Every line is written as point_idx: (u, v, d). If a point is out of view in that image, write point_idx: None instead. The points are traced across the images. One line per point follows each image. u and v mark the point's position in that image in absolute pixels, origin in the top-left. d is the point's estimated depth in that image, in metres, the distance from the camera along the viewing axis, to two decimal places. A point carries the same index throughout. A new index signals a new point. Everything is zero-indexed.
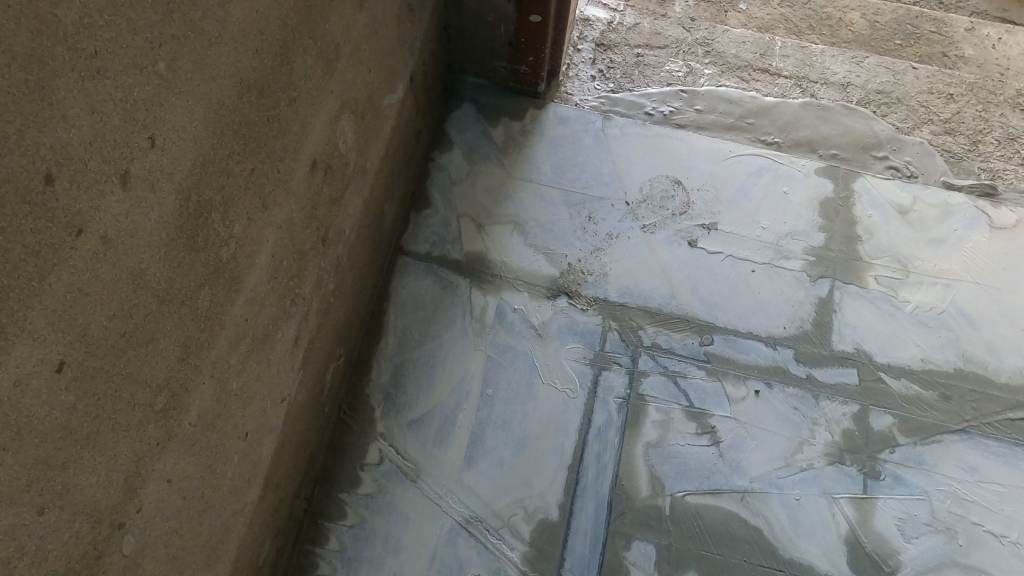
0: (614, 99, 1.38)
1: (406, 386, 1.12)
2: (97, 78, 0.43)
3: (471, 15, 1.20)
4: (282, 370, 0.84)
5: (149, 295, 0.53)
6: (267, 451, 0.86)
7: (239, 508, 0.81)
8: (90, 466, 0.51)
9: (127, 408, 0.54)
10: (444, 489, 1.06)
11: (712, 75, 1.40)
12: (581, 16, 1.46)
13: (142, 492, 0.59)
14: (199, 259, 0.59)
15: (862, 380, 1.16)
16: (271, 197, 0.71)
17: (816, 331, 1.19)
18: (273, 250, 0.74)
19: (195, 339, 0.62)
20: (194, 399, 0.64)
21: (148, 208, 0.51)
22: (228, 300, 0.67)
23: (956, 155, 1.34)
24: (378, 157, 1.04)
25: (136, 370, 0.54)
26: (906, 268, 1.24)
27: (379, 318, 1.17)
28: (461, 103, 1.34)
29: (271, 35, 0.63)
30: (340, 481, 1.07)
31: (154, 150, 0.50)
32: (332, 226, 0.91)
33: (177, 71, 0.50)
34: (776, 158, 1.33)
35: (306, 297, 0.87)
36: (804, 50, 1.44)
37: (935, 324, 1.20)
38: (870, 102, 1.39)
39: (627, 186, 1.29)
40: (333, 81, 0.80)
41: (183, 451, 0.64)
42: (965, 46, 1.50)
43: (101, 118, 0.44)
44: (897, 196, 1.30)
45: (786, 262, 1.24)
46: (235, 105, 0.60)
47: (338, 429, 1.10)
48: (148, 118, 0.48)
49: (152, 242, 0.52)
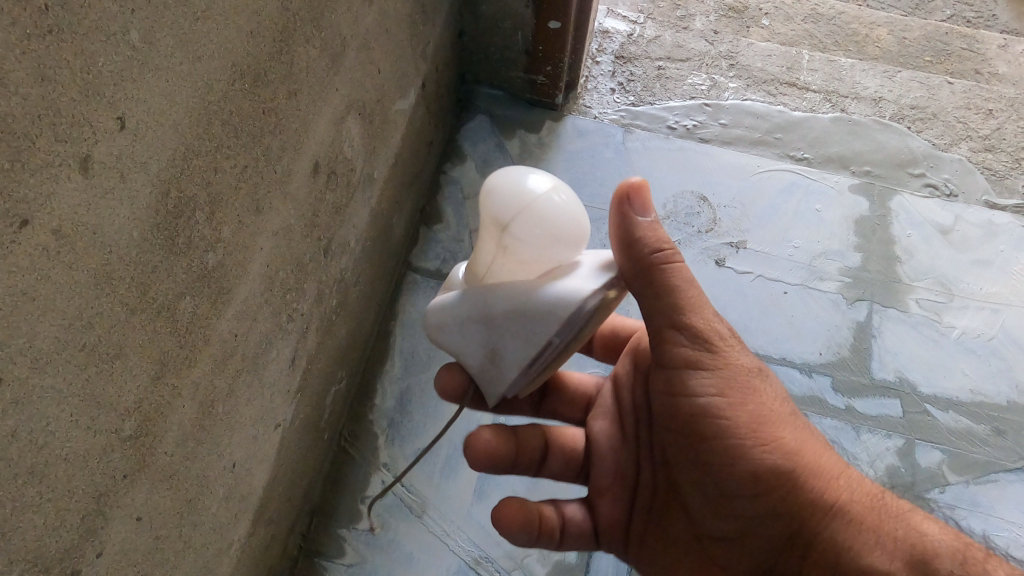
0: (635, 112, 1.31)
1: (412, 412, 1.03)
2: (48, 40, 0.36)
3: (488, 20, 1.15)
4: (276, 393, 0.77)
5: (117, 303, 0.46)
6: (258, 482, 0.78)
7: (225, 546, 0.73)
8: (34, 504, 0.43)
9: (86, 435, 0.46)
10: (452, 526, 0.97)
11: (737, 89, 1.34)
12: (599, 28, 1.40)
13: (105, 533, 0.51)
14: (179, 264, 0.52)
15: (906, 412, 1.06)
16: (266, 200, 0.64)
17: (854, 358, 1.10)
18: (268, 259, 0.67)
19: (173, 357, 0.54)
20: (171, 425, 0.57)
21: (115, 202, 0.44)
22: (214, 313, 0.59)
23: (997, 173, 1.27)
24: (387, 165, 0.97)
25: (100, 392, 0.46)
26: (950, 291, 1.15)
27: (385, 338, 1.09)
28: (475, 115, 1.28)
29: (268, 17, 0.57)
30: (339, 515, 0.98)
31: (123, 133, 0.43)
32: (335, 237, 0.84)
33: (153, 44, 0.44)
34: (807, 174, 1.25)
35: (305, 313, 0.80)
36: (832, 64, 1.38)
37: (984, 352, 1.10)
38: (904, 118, 1.31)
39: (649, 202, 1.22)
40: (338, 77, 0.74)
41: (156, 486, 0.57)
42: (999, 63, 1.42)
43: (52, 88, 0.37)
44: (938, 215, 1.21)
45: (820, 283, 1.16)
46: (225, 92, 0.53)
47: (338, 458, 1.01)
48: (117, 95, 0.42)
49: (119, 243, 0.45)
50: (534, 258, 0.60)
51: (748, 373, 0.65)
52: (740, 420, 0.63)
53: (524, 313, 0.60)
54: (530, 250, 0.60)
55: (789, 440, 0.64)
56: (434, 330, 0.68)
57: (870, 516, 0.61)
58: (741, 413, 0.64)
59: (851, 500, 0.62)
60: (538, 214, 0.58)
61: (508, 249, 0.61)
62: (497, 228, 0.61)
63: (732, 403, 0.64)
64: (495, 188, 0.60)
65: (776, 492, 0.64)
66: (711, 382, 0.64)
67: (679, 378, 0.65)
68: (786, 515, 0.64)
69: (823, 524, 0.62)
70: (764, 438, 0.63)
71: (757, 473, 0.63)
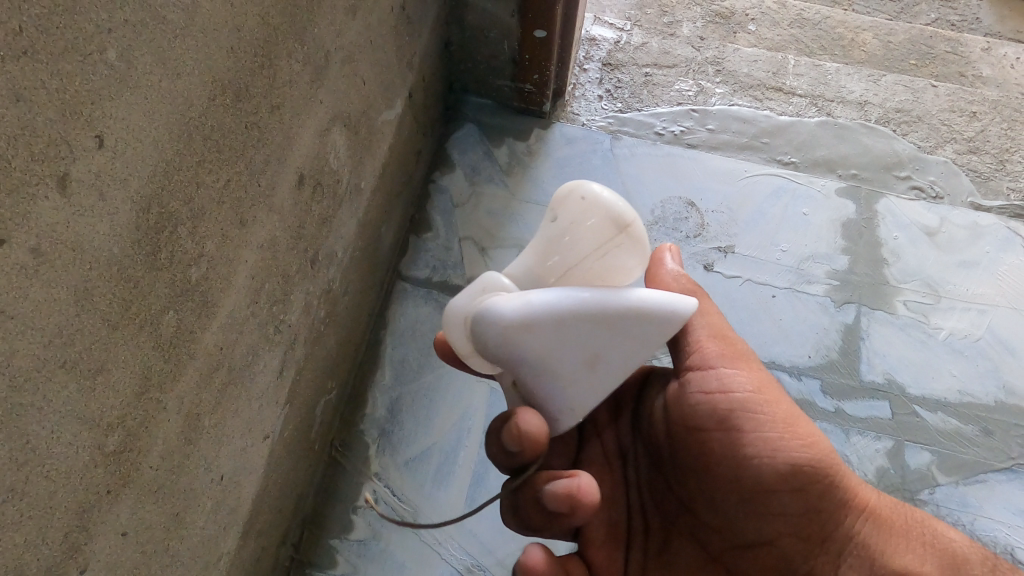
0: (623, 119, 1.32)
1: (403, 421, 1.04)
2: (23, 61, 0.36)
3: (474, 30, 1.16)
4: (264, 404, 0.77)
5: (98, 319, 0.46)
6: (247, 494, 0.78)
7: (213, 559, 0.73)
8: (16, 521, 0.43)
9: (68, 451, 0.46)
10: (444, 535, 0.97)
11: (723, 94, 1.35)
12: (586, 35, 1.41)
13: (89, 548, 0.51)
14: (162, 280, 0.52)
15: (895, 414, 1.07)
16: (250, 213, 0.64)
17: (843, 361, 1.11)
18: (253, 271, 0.67)
19: (157, 371, 0.55)
20: (156, 440, 0.57)
21: (95, 219, 0.44)
22: (199, 327, 0.59)
23: (982, 175, 1.28)
24: (374, 176, 0.98)
25: (82, 408, 0.47)
26: (936, 293, 1.16)
27: (375, 348, 1.09)
28: (464, 123, 1.28)
29: (249, 33, 0.57)
30: (331, 525, 0.98)
31: (101, 151, 0.43)
32: (322, 248, 0.84)
33: (131, 63, 0.44)
34: (794, 178, 1.26)
35: (293, 324, 0.80)
36: (818, 69, 1.39)
37: (972, 353, 1.11)
38: (889, 121, 1.32)
39: (637, 208, 1.22)
40: (322, 90, 0.74)
41: (142, 500, 0.57)
42: (982, 66, 1.43)
43: (28, 108, 0.37)
44: (924, 217, 1.22)
45: (808, 286, 1.16)
46: (206, 108, 0.53)
47: (330, 468, 1.01)
48: (94, 113, 0.42)
49: (99, 260, 0.45)
50: (624, 268, 0.59)
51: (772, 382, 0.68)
52: (780, 424, 0.65)
53: (633, 330, 0.57)
54: (630, 259, 0.58)
55: (819, 440, 0.66)
56: (512, 335, 0.56)
57: (894, 519, 0.70)
58: (780, 417, 0.65)
59: (872, 501, 0.69)
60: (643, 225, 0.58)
61: (604, 259, 0.58)
62: (598, 237, 0.57)
63: (770, 408, 0.65)
64: (592, 197, 0.57)
65: (813, 491, 0.66)
66: (750, 388, 0.65)
67: (718, 389, 0.65)
68: (823, 516, 0.67)
69: (857, 524, 0.68)
70: (804, 437, 0.65)
71: (799, 473, 0.64)
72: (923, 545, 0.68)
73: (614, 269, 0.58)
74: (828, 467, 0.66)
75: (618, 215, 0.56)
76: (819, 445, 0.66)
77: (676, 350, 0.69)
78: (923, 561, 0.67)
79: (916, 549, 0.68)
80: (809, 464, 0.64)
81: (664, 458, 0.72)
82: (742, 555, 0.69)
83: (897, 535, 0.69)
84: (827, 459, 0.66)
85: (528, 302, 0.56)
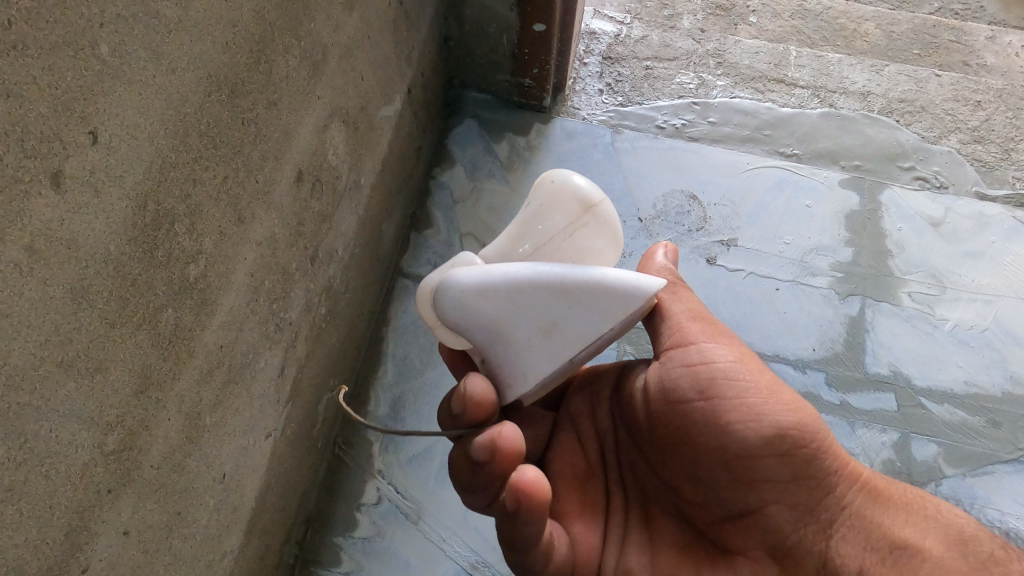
0: (624, 113, 1.31)
1: (406, 419, 1.03)
2: (14, 56, 0.36)
3: (473, 25, 1.15)
4: (265, 402, 0.77)
5: (95, 318, 0.46)
6: (250, 492, 0.78)
7: (217, 557, 0.73)
8: (16, 521, 0.43)
9: (68, 450, 0.46)
10: (448, 531, 0.96)
11: (725, 87, 1.34)
12: (586, 29, 1.40)
13: (90, 547, 0.51)
14: (160, 277, 0.52)
15: (901, 406, 1.06)
16: (248, 210, 0.64)
17: (847, 353, 1.10)
18: (252, 269, 0.67)
19: (156, 369, 0.54)
20: (156, 438, 0.57)
21: (90, 216, 0.44)
22: (198, 325, 0.59)
23: (987, 164, 1.27)
24: (374, 172, 0.97)
25: (81, 407, 0.46)
26: (941, 283, 1.15)
27: (377, 345, 1.09)
28: (464, 119, 1.28)
29: (244, 28, 0.57)
30: (335, 523, 0.98)
31: (96, 147, 0.43)
32: (322, 245, 0.84)
33: (125, 58, 0.44)
34: (797, 170, 1.25)
35: (293, 322, 0.79)
36: (820, 60, 1.38)
37: (977, 344, 1.10)
38: (892, 111, 1.31)
39: (639, 201, 1.22)
40: (320, 85, 0.73)
41: (144, 499, 0.56)
42: (987, 54, 1.42)
43: (20, 104, 0.37)
44: (928, 207, 1.21)
45: (812, 279, 1.16)
46: (201, 103, 0.53)
47: (333, 466, 1.01)
48: (88, 109, 0.42)
49: (96, 257, 0.45)
50: (594, 248, 0.60)
51: (752, 357, 0.67)
52: (761, 394, 0.64)
53: (594, 299, 0.56)
54: (597, 242, 0.60)
55: (805, 410, 0.65)
56: (468, 300, 0.58)
57: (893, 493, 0.67)
58: (761, 387, 0.64)
59: (867, 474, 0.67)
60: (609, 212, 0.60)
61: (572, 238, 0.59)
62: (568, 217, 0.59)
63: (751, 379, 0.64)
64: (562, 180, 0.60)
65: (801, 456, 0.64)
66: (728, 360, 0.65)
67: (697, 361, 0.65)
68: (810, 483, 0.65)
69: (851, 495, 0.65)
70: (788, 407, 0.64)
71: (783, 436, 0.63)
72: (929, 517, 0.65)
73: (584, 250, 0.60)
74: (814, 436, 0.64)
75: (584, 198, 0.59)
76: (805, 415, 0.64)
77: (656, 334, 0.70)
78: (926, 533, 0.64)
79: (920, 522, 0.65)
80: (792, 429, 0.63)
81: (643, 439, 0.70)
82: (731, 530, 0.67)
83: (898, 509, 0.66)
84: (813, 428, 0.64)
85: (488, 271, 0.58)
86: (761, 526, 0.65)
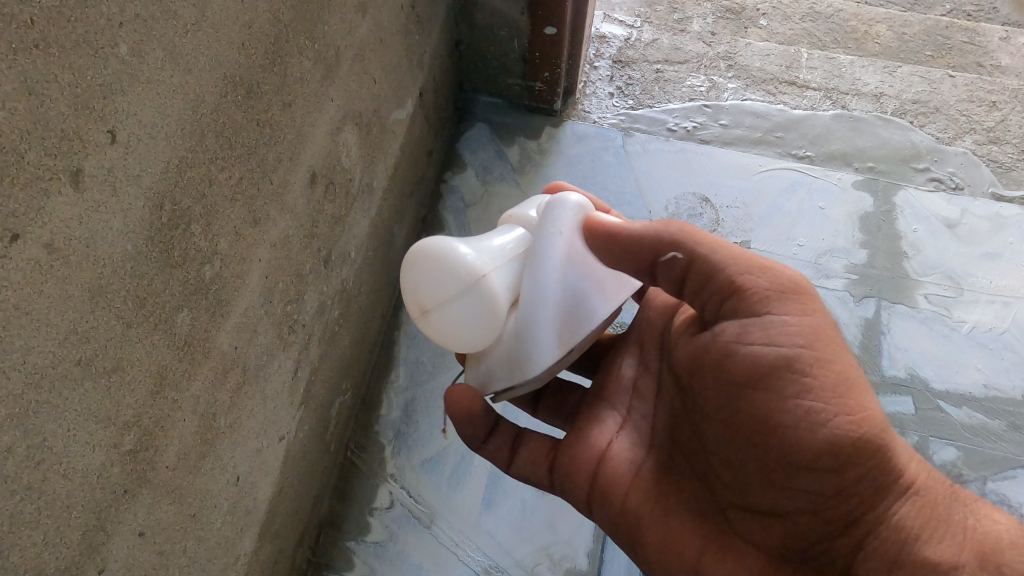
0: (635, 116, 1.31)
1: (418, 422, 1.03)
2: (34, 54, 0.36)
3: (484, 29, 1.15)
4: (279, 405, 0.76)
5: (113, 317, 0.46)
6: (263, 496, 0.77)
7: (230, 561, 0.73)
8: (33, 521, 0.43)
9: (84, 450, 0.46)
10: (461, 535, 0.96)
11: (736, 89, 1.33)
12: (596, 33, 1.40)
13: (107, 548, 0.51)
14: (176, 277, 0.52)
15: (919, 409, 1.05)
16: (263, 212, 0.64)
17: (864, 356, 1.09)
18: (266, 271, 0.67)
19: (172, 370, 0.54)
20: (172, 439, 0.56)
21: (108, 215, 0.44)
22: (213, 326, 0.59)
23: (1003, 165, 1.25)
24: (386, 175, 0.97)
25: (98, 406, 0.46)
26: (958, 285, 1.14)
27: (388, 349, 1.08)
28: (475, 123, 1.28)
29: (260, 29, 0.57)
30: (347, 527, 0.97)
31: (114, 146, 0.43)
32: (335, 248, 0.84)
33: (142, 58, 0.44)
34: (810, 172, 1.24)
35: (306, 325, 0.79)
36: (831, 62, 1.37)
37: (997, 346, 1.09)
38: (906, 112, 1.30)
39: (651, 204, 1.21)
40: (333, 87, 0.74)
41: (159, 501, 0.56)
42: (1001, 55, 1.40)
43: (41, 102, 0.37)
44: (944, 209, 1.20)
45: (826, 281, 1.14)
46: (217, 104, 0.53)
47: (345, 470, 1.00)
48: (106, 108, 0.42)
49: (112, 257, 0.45)
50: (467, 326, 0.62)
51: (839, 343, 0.56)
52: (828, 392, 0.54)
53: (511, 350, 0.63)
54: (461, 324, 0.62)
55: (873, 412, 0.55)
56: None
57: (933, 495, 0.58)
58: (833, 381, 0.54)
59: (908, 468, 0.58)
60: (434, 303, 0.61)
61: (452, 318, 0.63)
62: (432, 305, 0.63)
63: (820, 369, 0.54)
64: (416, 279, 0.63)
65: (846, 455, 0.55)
66: (807, 346, 0.54)
67: (762, 339, 0.55)
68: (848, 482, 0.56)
69: (887, 497, 0.56)
70: (854, 407, 0.54)
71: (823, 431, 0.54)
72: (966, 526, 0.55)
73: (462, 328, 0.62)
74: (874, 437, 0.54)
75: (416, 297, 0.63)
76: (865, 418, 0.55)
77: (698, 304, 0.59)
78: (964, 545, 0.54)
79: (956, 536, 0.55)
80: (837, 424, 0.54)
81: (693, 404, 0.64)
82: (751, 524, 0.61)
83: (936, 511, 0.57)
84: (862, 440, 0.55)
85: None
86: (783, 525, 0.59)
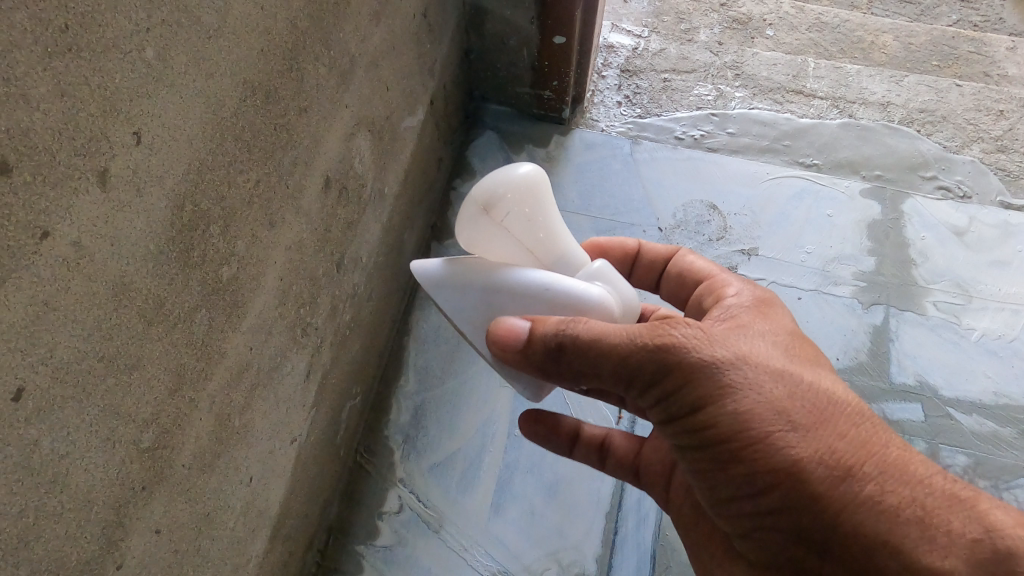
0: (642, 125, 1.32)
1: (427, 427, 1.03)
2: (67, 57, 0.38)
3: (494, 38, 1.17)
4: (292, 406, 0.77)
5: (134, 314, 0.47)
6: (275, 497, 0.78)
7: (242, 562, 0.73)
8: (56, 513, 0.44)
9: (106, 445, 0.47)
10: (470, 540, 0.96)
11: (743, 98, 1.34)
12: (604, 42, 1.41)
13: (125, 545, 0.51)
14: (195, 277, 0.53)
15: (927, 416, 1.04)
16: (279, 215, 0.65)
17: (872, 363, 1.09)
18: (282, 273, 0.68)
19: (190, 369, 0.55)
20: (189, 438, 0.57)
21: (132, 215, 0.45)
22: (229, 327, 0.60)
23: (1012, 173, 1.25)
24: (397, 182, 0.98)
25: (119, 403, 0.47)
26: (967, 293, 1.14)
27: (398, 353, 1.09)
28: (484, 131, 1.29)
29: (278, 36, 0.58)
30: (357, 531, 0.98)
31: (139, 148, 0.44)
32: (347, 252, 0.85)
33: (167, 61, 0.45)
34: (818, 180, 1.25)
35: (319, 327, 0.80)
36: (839, 71, 1.38)
37: (1006, 354, 1.09)
38: (913, 121, 1.31)
39: (659, 211, 1.22)
40: (347, 94, 0.75)
41: (175, 499, 0.57)
42: (1008, 64, 1.41)
43: (72, 103, 0.38)
44: (952, 217, 1.20)
45: (834, 288, 1.15)
46: (237, 108, 0.54)
47: (355, 473, 1.01)
48: (133, 111, 0.43)
49: (136, 255, 0.46)
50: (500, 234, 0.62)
51: (752, 375, 0.55)
52: (731, 427, 0.54)
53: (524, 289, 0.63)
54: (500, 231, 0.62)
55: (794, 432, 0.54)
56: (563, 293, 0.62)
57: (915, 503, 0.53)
58: (732, 425, 0.54)
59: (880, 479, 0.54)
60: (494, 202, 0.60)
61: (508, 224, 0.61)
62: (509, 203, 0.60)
63: (715, 411, 0.55)
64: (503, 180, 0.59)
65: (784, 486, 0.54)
66: (707, 396, 0.55)
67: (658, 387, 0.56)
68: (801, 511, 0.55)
69: (847, 518, 0.53)
70: (765, 433, 0.54)
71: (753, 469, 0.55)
72: (950, 537, 0.52)
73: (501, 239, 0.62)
74: (789, 464, 0.54)
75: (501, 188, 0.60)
76: (782, 439, 0.54)
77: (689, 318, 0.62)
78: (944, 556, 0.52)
79: (937, 542, 0.52)
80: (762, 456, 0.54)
81: None
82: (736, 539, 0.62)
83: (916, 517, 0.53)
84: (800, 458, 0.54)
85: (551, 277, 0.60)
86: (756, 542, 0.60)
